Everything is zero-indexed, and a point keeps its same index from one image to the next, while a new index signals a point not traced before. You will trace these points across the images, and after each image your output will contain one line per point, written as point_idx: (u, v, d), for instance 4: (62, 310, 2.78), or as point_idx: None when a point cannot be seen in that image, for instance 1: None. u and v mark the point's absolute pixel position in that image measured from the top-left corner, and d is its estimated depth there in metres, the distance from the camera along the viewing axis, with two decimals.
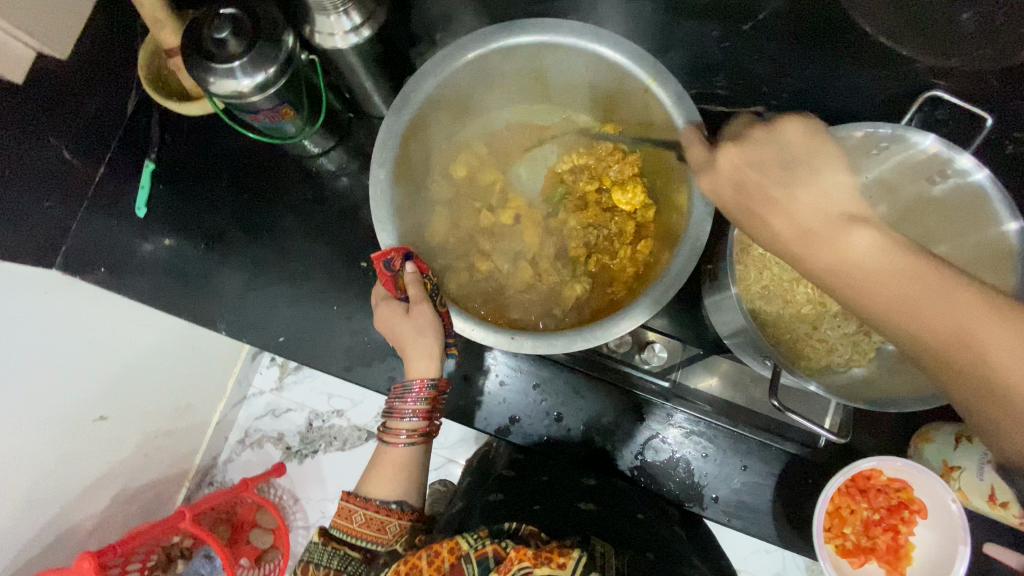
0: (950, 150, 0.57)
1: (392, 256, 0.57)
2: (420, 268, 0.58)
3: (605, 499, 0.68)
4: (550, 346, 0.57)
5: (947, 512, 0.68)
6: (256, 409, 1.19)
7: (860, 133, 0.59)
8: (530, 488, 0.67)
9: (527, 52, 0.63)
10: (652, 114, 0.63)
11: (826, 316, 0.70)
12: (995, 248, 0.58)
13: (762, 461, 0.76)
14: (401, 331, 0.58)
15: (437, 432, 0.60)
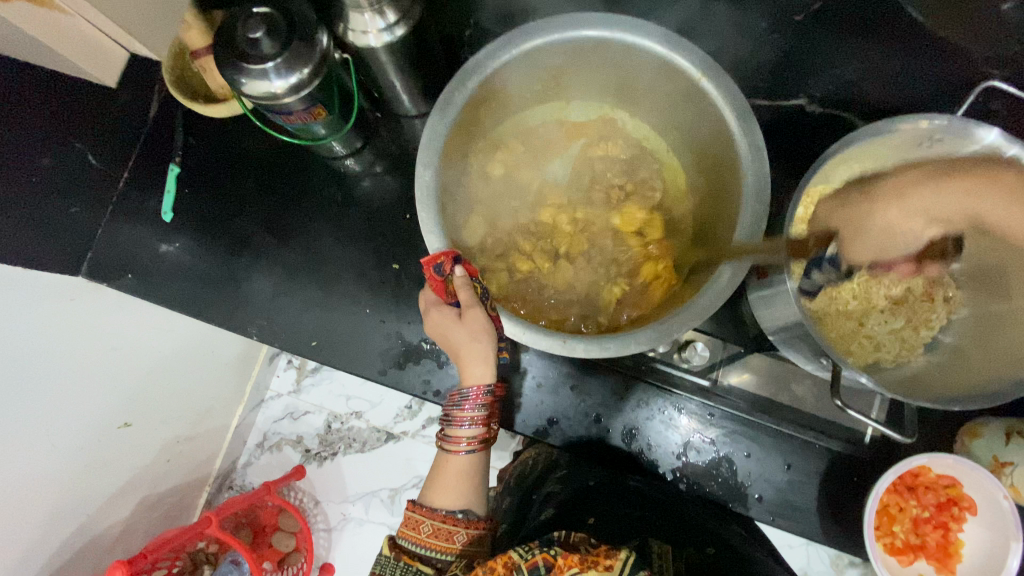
0: (1007, 141, 0.57)
1: (442, 261, 0.54)
2: (469, 271, 0.57)
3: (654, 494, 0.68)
4: (604, 349, 0.56)
5: (998, 508, 0.66)
6: (274, 412, 1.19)
7: (916, 124, 0.58)
8: (580, 491, 0.67)
9: (573, 46, 0.61)
10: (699, 110, 0.62)
11: (873, 313, 0.68)
12: None
13: (806, 459, 0.75)
14: (455, 336, 0.56)
15: (494, 437, 0.59)
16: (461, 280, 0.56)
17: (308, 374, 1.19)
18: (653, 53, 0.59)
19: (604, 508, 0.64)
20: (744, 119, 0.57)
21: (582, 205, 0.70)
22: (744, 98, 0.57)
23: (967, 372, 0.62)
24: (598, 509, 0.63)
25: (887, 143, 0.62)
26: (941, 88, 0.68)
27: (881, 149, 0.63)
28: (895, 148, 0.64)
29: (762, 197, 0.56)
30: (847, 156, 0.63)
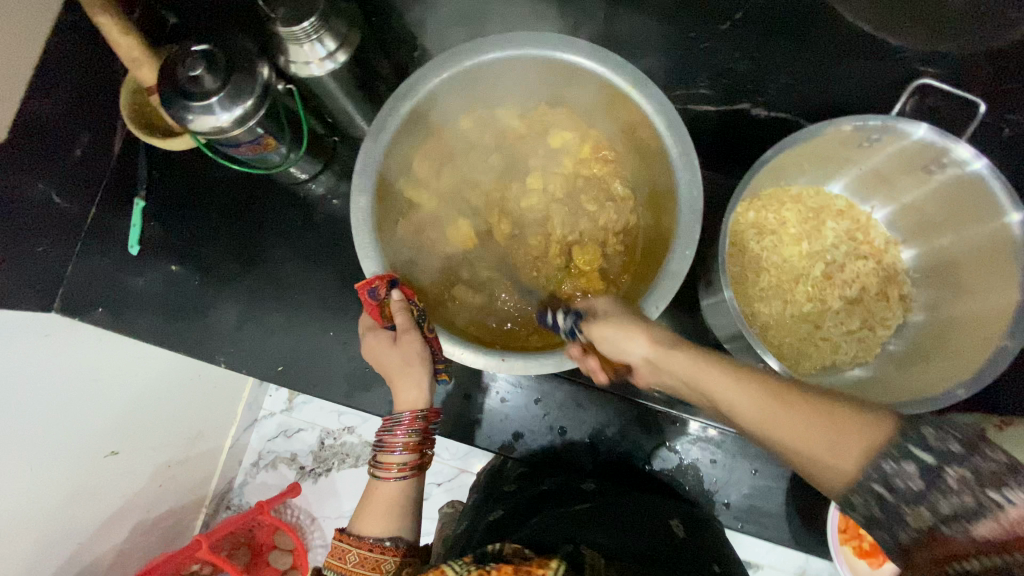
0: (946, 139, 0.56)
1: (376, 285, 0.56)
2: (406, 295, 0.58)
3: (601, 503, 0.65)
4: (541, 364, 0.57)
5: None
6: (267, 431, 1.19)
7: (850, 126, 0.58)
8: (530, 500, 0.66)
9: (502, 67, 0.62)
10: (633, 120, 0.62)
11: (828, 314, 0.68)
12: (996, 240, 0.58)
13: (772, 463, 0.75)
14: (389, 360, 0.58)
15: (429, 463, 0.60)
16: (397, 304, 0.57)
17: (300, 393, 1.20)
18: (583, 67, 0.60)
19: (549, 514, 0.62)
20: (675, 129, 0.58)
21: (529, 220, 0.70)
22: (674, 109, 0.58)
23: (920, 372, 0.62)
24: (545, 512, 0.62)
25: (827, 144, 0.62)
26: (877, 88, 0.69)
27: (821, 149, 0.63)
28: (834, 148, 0.63)
29: (695, 207, 0.57)
30: (787, 159, 0.63)
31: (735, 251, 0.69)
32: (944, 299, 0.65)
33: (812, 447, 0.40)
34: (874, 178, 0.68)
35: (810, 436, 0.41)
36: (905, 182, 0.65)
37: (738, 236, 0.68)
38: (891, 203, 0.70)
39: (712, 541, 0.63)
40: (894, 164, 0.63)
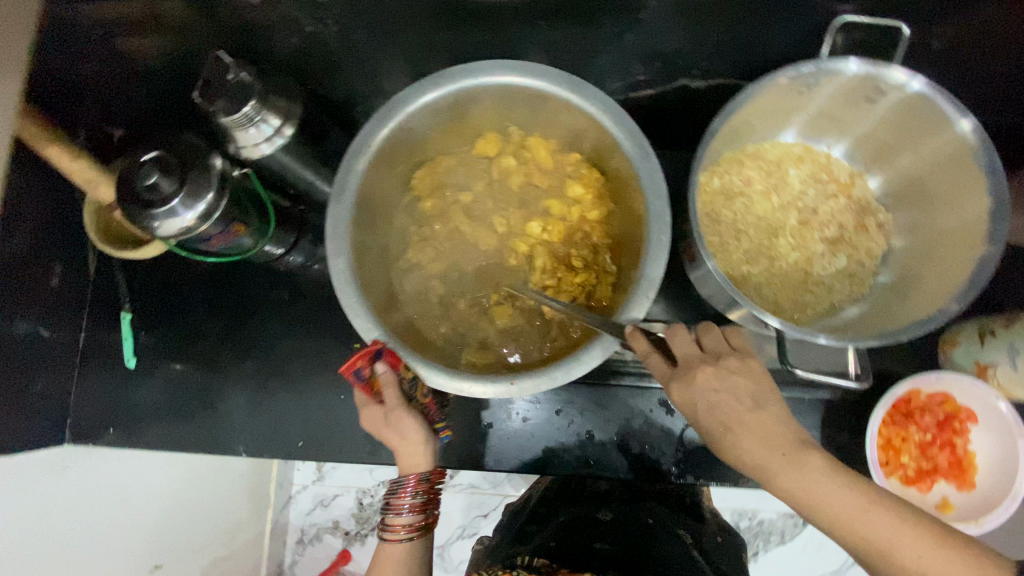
0: (879, 67, 0.57)
1: (360, 362, 0.58)
2: (392, 364, 0.59)
3: (619, 537, 0.81)
4: (551, 379, 0.57)
5: (994, 410, 0.67)
6: (304, 505, 1.18)
7: (786, 78, 0.59)
8: (555, 527, 0.84)
9: (445, 100, 0.64)
10: (581, 122, 0.65)
11: (815, 258, 0.70)
12: (954, 148, 0.59)
13: (801, 416, 0.75)
14: (386, 431, 0.60)
15: (435, 520, 0.63)
16: (384, 375, 0.59)
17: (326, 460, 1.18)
18: (522, 85, 0.63)
19: (572, 539, 0.81)
20: (622, 122, 0.60)
21: (508, 240, 0.71)
22: (615, 104, 0.61)
23: (915, 291, 0.63)
24: (563, 538, 0.81)
25: (769, 100, 0.64)
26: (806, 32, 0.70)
27: (766, 105, 0.65)
28: (776, 102, 0.65)
29: (658, 191, 0.58)
30: (734, 124, 0.65)
31: (710, 220, 0.71)
32: (920, 217, 0.67)
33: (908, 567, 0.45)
34: (823, 119, 0.70)
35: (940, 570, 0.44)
36: (852, 116, 0.67)
37: (710, 206, 0.71)
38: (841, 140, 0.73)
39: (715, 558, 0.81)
40: (838, 102, 0.65)
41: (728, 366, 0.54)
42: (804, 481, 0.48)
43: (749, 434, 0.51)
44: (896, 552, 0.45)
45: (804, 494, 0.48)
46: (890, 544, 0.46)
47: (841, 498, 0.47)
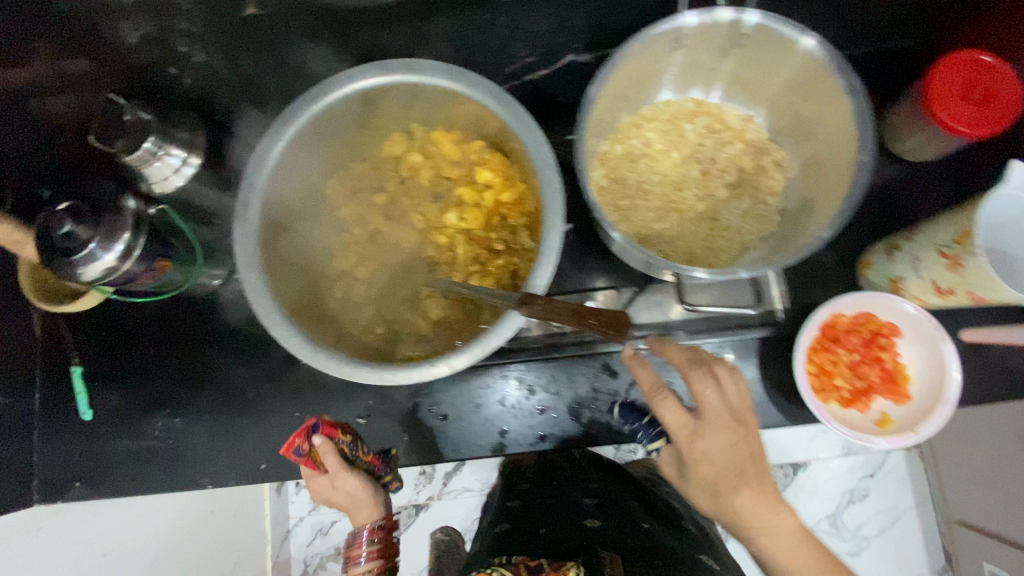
0: (710, 14, 0.60)
1: (299, 444, 0.71)
2: (328, 434, 0.73)
3: (608, 515, 0.92)
4: (471, 354, 0.58)
5: (913, 320, 0.70)
6: (304, 536, 1.26)
7: (640, 42, 0.61)
8: (544, 509, 0.94)
9: (334, 108, 0.66)
10: (468, 106, 0.67)
11: (720, 205, 0.73)
12: (813, 64, 0.61)
13: (736, 357, 0.78)
14: (336, 493, 0.76)
15: (391, 556, 0.80)
16: (323, 446, 0.72)
17: None
18: (401, 80, 0.65)
19: (557, 522, 0.91)
20: (500, 100, 0.63)
21: (427, 233, 0.73)
22: (491, 84, 0.63)
23: (813, 218, 0.65)
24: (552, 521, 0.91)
25: (637, 64, 0.66)
26: None
27: (639, 67, 0.67)
28: (652, 61, 0.68)
29: (548, 163, 0.61)
30: (613, 90, 0.67)
31: (617, 184, 0.75)
32: (812, 147, 0.69)
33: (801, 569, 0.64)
34: (702, 72, 0.72)
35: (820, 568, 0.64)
36: (724, 63, 0.69)
37: (616, 172, 0.75)
38: (725, 90, 0.75)
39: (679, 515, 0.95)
40: (705, 53, 0.68)
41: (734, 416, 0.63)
42: (761, 514, 0.64)
43: (729, 480, 0.63)
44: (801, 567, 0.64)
45: (751, 521, 0.64)
46: (793, 560, 0.64)
47: (780, 529, 0.64)
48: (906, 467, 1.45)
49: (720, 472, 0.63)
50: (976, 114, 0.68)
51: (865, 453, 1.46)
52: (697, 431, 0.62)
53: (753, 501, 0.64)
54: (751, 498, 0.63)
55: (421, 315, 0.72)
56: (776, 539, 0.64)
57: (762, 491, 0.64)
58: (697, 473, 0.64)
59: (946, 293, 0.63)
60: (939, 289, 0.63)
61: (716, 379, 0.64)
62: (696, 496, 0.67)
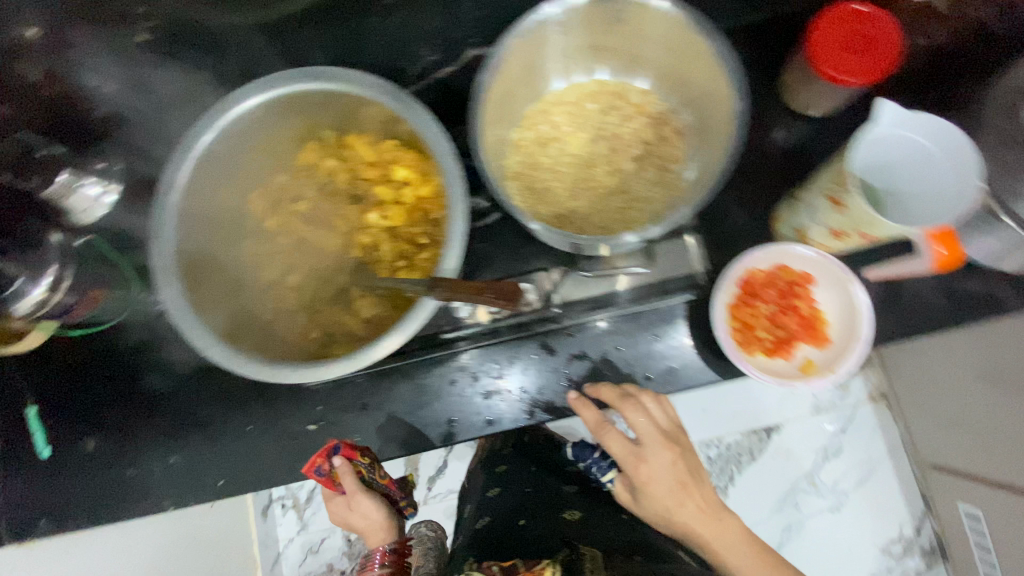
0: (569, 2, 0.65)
1: (320, 461, 0.77)
2: (347, 454, 0.79)
3: (587, 502, 1.06)
4: (387, 344, 0.60)
5: (823, 265, 0.73)
6: (293, 557, 1.45)
7: (520, 32, 0.64)
8: (530, 499, 1.09)
9: (243, 121, 0.68)
10: (370, 106, 0.69)
11: (629, 178, 0.76)
12: (673, 25, 0.66)
13: (665, 322, 0.81)
14: (350, 510, 0.94)
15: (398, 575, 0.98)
16: (342, 464, 0.79)
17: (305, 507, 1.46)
18: (300, 88, 0.67)
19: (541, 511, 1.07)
20: (397, 97, 0.65)
21: (351, 235, 0.76)
22: (386, 82, 0.66)
23: (708, 177, 0.68)
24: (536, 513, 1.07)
25: (526, 53, 0.69)
26: None
27: (530, 55, 0.70)
28: (545, 45, 0.70)
29: (449, 152, 0.63)
30: (507, 80, 0.69)
31: (531, 169, 0.77)
32: (707, 110, 0.72)
33: (736, 557, 0.84)
34: (594, 52, 0.75)
35: (752, 555, 0.85)
36: (607, 44, 0.73)
37: (529, 156, 0.78)
38: (620, 70, 0.78)
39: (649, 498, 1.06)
40: (589, 35, 0.71)
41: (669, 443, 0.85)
42: (696, 515, 0.85)
43: (670, 493, 0.85)
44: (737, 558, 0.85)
45: (692, 523, 0.85)
46: (728, 548, 0.85)
47: (716, 527, 0.85)
48: (876, 420, 1.48)
49: (665, 489, 0.85)
50: (858, 64, 0.71)
51: (834, 411, 1.49)
52: (640, 456, 0.85)
53: (689, 504, 0.85)
54: (687, 506, 0.85)
55: (350, 314, 0.74)
56: (716, 535, 0.85)
57: (697, 500, 0.85)
58: (646, 490, 0.86)
59: (842, 234, 0.66)
60: (835, 233, 0.66)
61: (646, 408, 0.79)
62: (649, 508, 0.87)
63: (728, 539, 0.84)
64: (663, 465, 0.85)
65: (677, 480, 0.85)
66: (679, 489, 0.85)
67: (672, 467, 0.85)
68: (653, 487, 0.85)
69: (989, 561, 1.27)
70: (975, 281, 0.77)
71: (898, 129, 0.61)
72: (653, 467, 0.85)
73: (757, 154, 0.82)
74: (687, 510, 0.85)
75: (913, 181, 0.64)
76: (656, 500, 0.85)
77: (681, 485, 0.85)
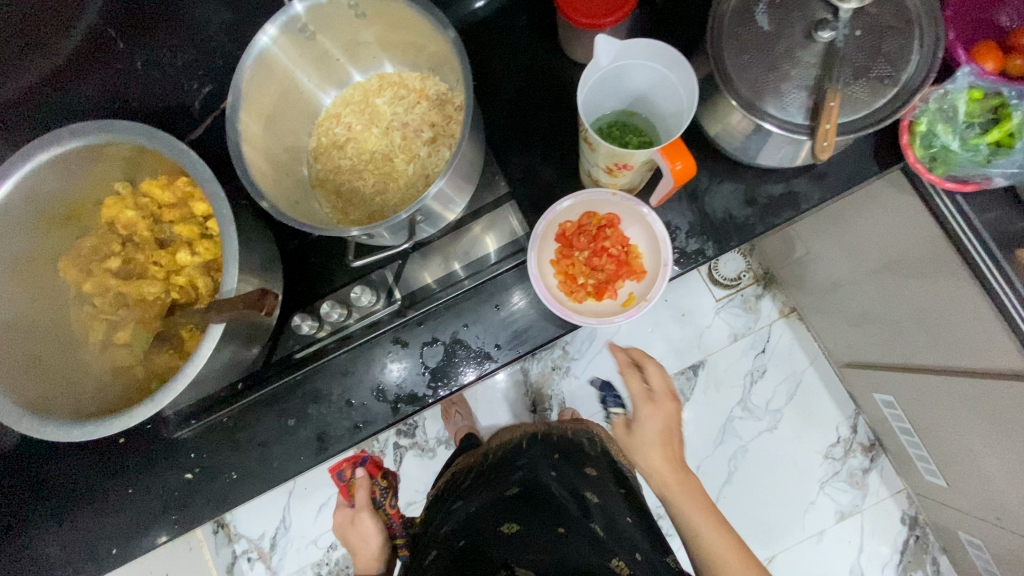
0: (284, 14, 0.64)
1: (344, 468, 1.11)
2: (370, 468, 1.11)
3: (533, 502, 0.99)
4: (183, 378, 0.63)
5: (621, 203, 0.76)
6: None
7: (253, 58, 0.65)
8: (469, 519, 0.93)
9: (17, 195, 0.69)
10: (140, 151, 0.70)
11: (425, 161, 0.77)
12: (405, 13, 0.67)
13: (503, 290, 0.83)
14: (350, 528, 1.04)
15: None
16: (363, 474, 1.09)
17: (270, 556, 1.46)
18: (61, 150, 0.68)
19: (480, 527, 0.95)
20: (153, 137, 0.66)
21: (166, 279, 0.76)
22: (140, 126, 0.67)
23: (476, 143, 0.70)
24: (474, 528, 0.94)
25: (275, 69, 0.70)
26: None
27: (285, 69, 0.71)
28: (299, 57, 0.72)
29: (210, 180, 0.64)
30: (268, 98, 0.71)
31: (332, 174, 0.78)
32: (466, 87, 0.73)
33: (704, 533, 0.77)
34: (354, 48, 0.78)
35: (719, 541, 0.77)
36: (360, 36, 0.75)
37: (328, 163, 0.79)
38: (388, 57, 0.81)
39: (603, 507, 0.90)
40: (336, 33, 0.73)
41: (667, 401, 0.84)
42: (671, 469, 0.81)
43: (656, 439, 0.82)
44: (700, 532, 0.78)
45: (663, 477, 0.81)
46: (692, 519, 0.79)
47: (691, 494, 0.80)
48: (791, 334, 1.52)
49: (655, 435, 0.82)
50: (603, 7, 0.73)
51: (751, 335, 1.52)
52: (645, 397, 0.84)
53: (666, 460, 0.82)
54: (665, 455, 0.82)
55: (180, 356, 0.74)
56: (682, 498, 0.80)
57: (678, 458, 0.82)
58: (636, 432, 0.83)
59: (615, 170, 0.67)
60: (608, 169, 0.68)
61: (659, 367, 0.88)
62: (631, 453, 0.84)
63: (695, 501, 0.79)
64: (663, 409, 0.83)
65: (670, 428, 0.83)
66: (663, 444, 0.82)
67: (668, 421, 0.83)
68: (644, 430, 0.82)
69: (914, 441, 1.30)
70: (774, 182, 0.80)
71: (625, 60, 0.64)
72: (653, 413, 0.83)
73: (555, 110, 0.84)
74: (664, 464, 0.82)
75: (663, 103, 0.69)
76: (642, 442, 0.82)
77: (671, 440, 0.83)
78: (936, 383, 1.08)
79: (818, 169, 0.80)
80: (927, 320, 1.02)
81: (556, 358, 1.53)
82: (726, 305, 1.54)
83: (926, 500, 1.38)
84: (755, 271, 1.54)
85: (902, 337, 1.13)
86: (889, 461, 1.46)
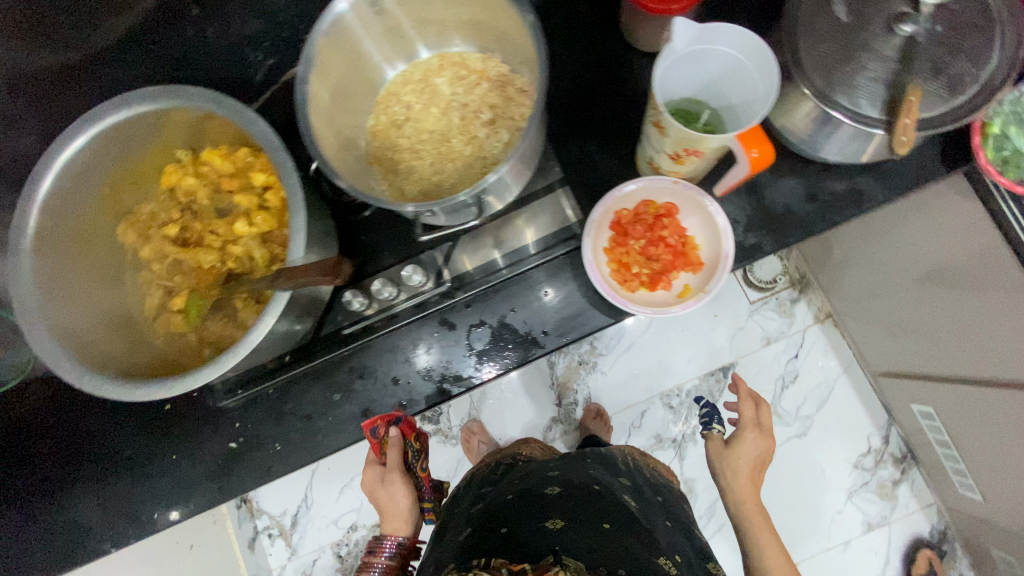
0: None
1: (376, 426, 0.81)
2: (403, 428, 0.85)
3: (573, 489, 0.93)
4: (247, 344, 0.63)
5: (681, 193, 0.77)
6: None
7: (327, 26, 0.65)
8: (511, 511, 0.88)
9: (85, 156, 0.69)
10: (207, 118, 0.70)
11: (484, 142, 0.77)
12: None
13: (553, 275, 0.82)
14: (379, 485, 0.99)
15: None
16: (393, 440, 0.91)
17: (293, 533, 1.47)
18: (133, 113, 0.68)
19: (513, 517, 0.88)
20: (221, 104, 0.66)
21: (223, 247, 0.77)
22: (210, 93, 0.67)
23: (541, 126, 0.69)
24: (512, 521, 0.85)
25: (345, 42, 0.70)
26: None
27: (354, 42, 0.71)
28: (369, 30, 0.72)
29: (278, 147, 0.64)
30: (337, 70, 0.71)
31: (390, 152, 0.78)
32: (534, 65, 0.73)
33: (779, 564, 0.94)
34: (422, 25, 0.77)
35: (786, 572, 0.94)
36: (429, 13, 0.75)
37: (386, 140, 0.79)
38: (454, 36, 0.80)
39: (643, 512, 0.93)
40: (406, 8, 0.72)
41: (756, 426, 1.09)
42: (746, 488, 1.03)
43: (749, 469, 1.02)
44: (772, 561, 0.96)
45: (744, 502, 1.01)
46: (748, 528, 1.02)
47: (758, 514, 1.02)
48: (825, 341, 1.50)
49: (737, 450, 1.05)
50: None
51: (785, 339, 1.50)
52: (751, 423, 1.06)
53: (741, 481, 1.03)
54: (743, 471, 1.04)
55: (235, 324, 0.74)
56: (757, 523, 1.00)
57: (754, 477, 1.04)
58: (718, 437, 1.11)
59: (681, 157, 0.67)
60: (674, 157, 0.68)
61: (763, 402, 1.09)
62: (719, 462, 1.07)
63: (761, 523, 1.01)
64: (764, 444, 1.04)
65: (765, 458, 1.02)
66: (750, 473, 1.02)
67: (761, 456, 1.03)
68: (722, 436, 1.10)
69: (951, 454, 1.27)
70: (836, 179, 0.79)
71: (700, 45, 0.63)
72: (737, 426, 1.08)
73: (614, 97, 0.84)
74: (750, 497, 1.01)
75: (736, 91, 0.67)
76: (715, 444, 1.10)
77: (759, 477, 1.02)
78: (979, 394, 1.06)
79: (882, 167, 0.78)
80: (976, 330, 1.00)
81: (583, 353, 1.53)
82: (761, 307, 1.51)
83: (958, 515, 1.35)
84: (792, 274, 1.52)
85: (946, 347, 1.11)
86: (921, 475, 1.43)
